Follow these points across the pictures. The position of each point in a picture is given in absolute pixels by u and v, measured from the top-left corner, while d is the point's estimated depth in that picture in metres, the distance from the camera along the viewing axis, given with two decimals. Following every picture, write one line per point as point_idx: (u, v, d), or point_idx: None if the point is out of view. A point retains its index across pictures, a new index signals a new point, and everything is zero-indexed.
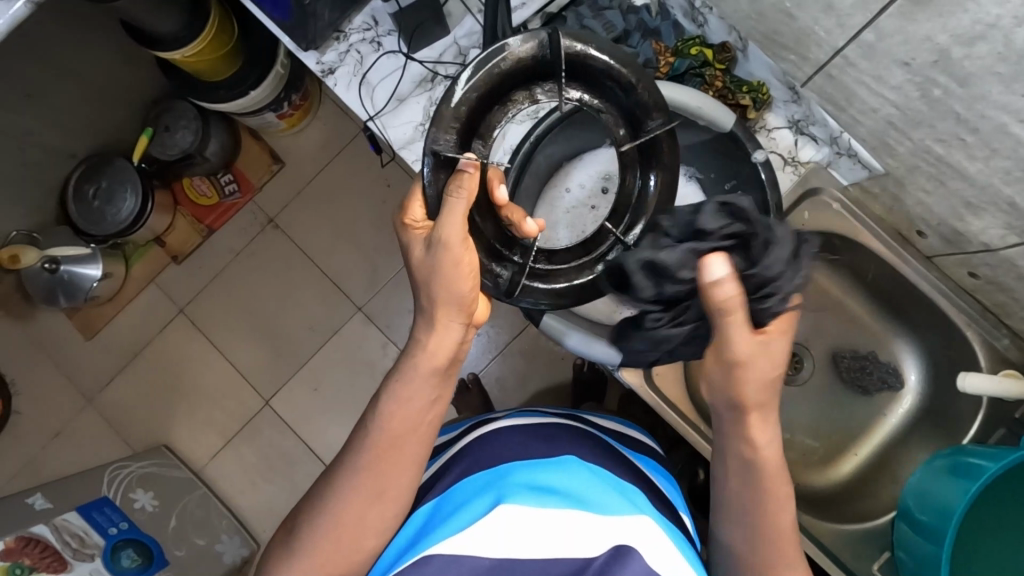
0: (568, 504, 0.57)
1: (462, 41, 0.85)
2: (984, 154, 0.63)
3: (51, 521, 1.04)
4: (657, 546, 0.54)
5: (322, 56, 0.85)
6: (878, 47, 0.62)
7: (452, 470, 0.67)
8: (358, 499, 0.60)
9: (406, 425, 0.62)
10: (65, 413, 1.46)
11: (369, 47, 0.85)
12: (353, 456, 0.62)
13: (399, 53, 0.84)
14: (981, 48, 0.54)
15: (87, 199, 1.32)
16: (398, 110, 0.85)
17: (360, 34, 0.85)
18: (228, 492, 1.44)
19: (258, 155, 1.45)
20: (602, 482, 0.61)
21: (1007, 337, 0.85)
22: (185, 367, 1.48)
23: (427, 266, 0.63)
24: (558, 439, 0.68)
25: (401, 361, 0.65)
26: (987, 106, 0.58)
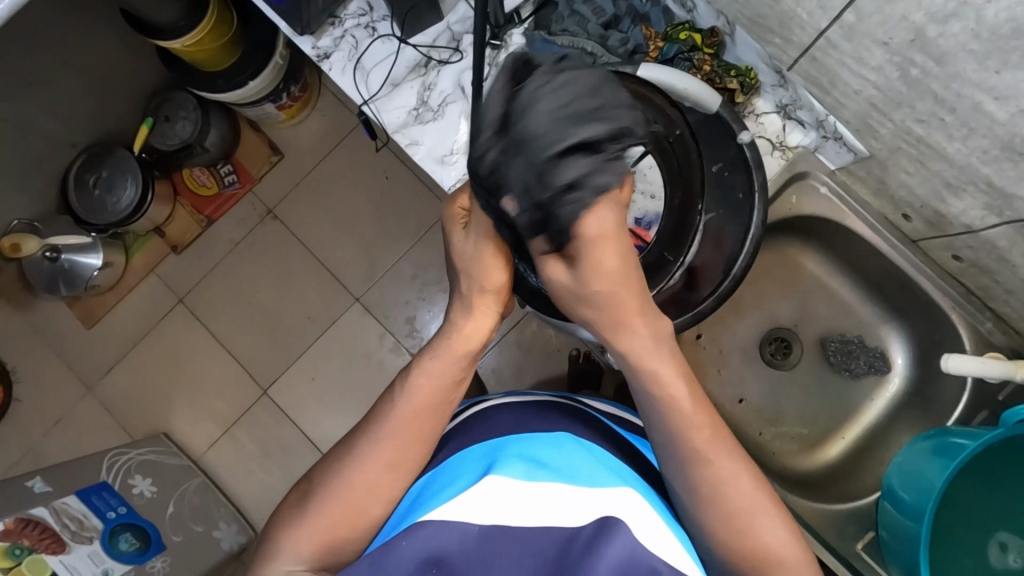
0: (557, 475, 0.57)
1: (455, 27, 0.86)
2: (962, 134, 0.64)
3: (49, 505, 1.04)
4: (645, 517, 0.56)
5: (318, 40, 0.86)
6: (858, 28, 0.63)
7: (447, 446, 0.68)
8: (368, 465, 0.62)
9: (425, 403, 0.65)
10: (64, 403, 1.47)
11: (364, 32, 0.86)
12: (371, 426, 0.64)
13: (393, 37, 0.85)
14: (955, 26, 0.54)
15: (88, 188, 1.34)
16: (392, 95, 0.86)
17: (355, 19, 0.86)
18: (226, 481, 1.45)
19: (255, 145, 1.46)
20: (592, 455, 0.62)
21: (990, 320, 0.86)
22: (182, 356, 1.50)
23: (464, 255, 0.65)
24: (552, 415, 0.69)
25: (435, 341, 0.68)
26: (963, 84, 0.59)
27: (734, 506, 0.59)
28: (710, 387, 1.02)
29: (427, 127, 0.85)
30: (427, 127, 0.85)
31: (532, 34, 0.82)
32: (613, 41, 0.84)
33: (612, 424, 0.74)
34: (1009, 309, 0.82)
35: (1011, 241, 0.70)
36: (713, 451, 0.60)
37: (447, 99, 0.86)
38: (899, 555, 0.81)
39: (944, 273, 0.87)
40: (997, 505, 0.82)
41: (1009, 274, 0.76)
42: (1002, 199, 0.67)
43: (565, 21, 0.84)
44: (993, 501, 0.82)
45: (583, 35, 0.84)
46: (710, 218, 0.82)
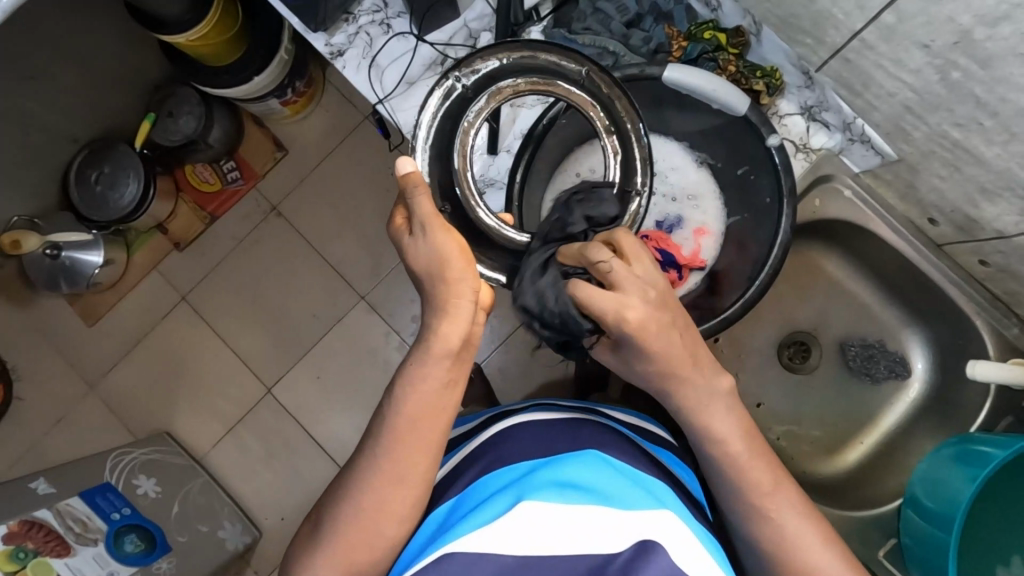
0: (589, 497, 0.57)
1: (473, 24, 0.84)
2: (1003, 138, 0.63)
3: (54, 506, 1.03)
4: (683, 537, 0.55)
5: (331, 38, 0.84)
6: (897, 29, 0.61)
7: (470, 469, 0.67)
8: (375, 488, 0.61)
9: (417, 413, 0.62)
10: (65, 399, 1.46)
11: (379, 29, 0.84)
12: (369, 446, 0.63)
13: (410, 34, 0.84)
14: (1005, 29, 0.53)
15: (89, 184, 1.32)
16: (409, 93, 0.85)
17: (370, 15, 0.85)
18: (230, 479, 1.44)
19: (261, 141, 1.45)
20: (623, 476, 0.61)
21: (1016, 325, 0.85)
22: (185, 355, 1.48)
23: (424, 255, 0.64)
24: (577, 433, 0.68)
25: (414, 350, 0.64)
26: (1009, 88, 0.58)
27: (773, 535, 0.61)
28: None
29: None
30: None
31: (553, 32, 0.82)
32: (636, 40, 0.82)
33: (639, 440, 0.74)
34: None
35: None
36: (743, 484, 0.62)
37: None
38: (921, 562, 0.81)
39: (969, 278, 0.86)
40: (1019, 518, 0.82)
41: None
42: None
43: (587, 19, 0.82)
44: (1013, 514, 0.82)
45: (605, 34, 0.82)
46: (733, 223, 0.87)
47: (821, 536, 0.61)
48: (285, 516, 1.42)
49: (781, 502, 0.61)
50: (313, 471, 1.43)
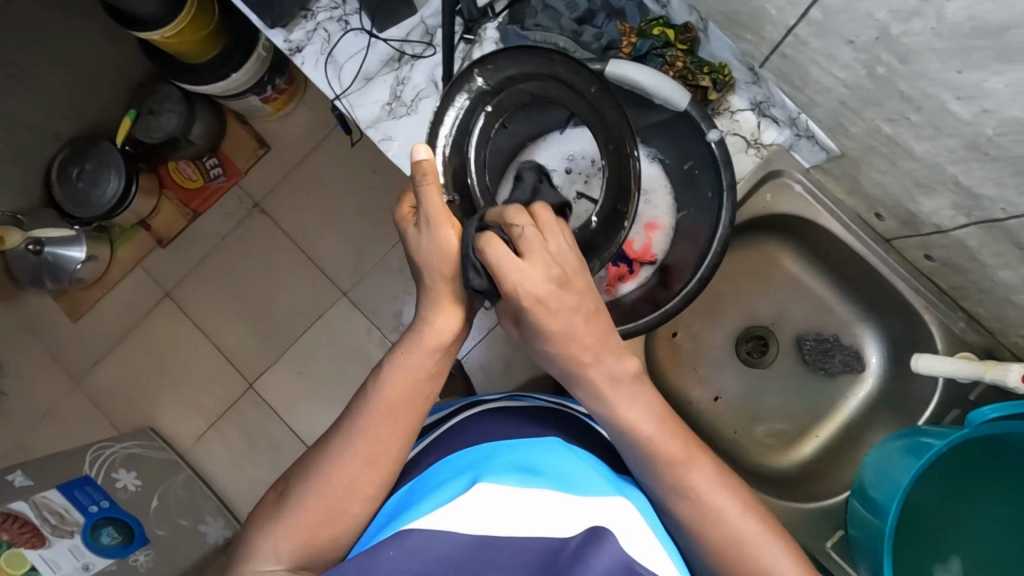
0: (549, 484, 0.57)
1: (429, 20, 0.85)
2: (930, 133, 0.64)
3: (30, 499, 1.04)
4: (633, 529, 0.56)
5: (290, 34, 0.85)
6: (826, 25, 0.62)
7: (433, 450, 0.69)
8: (348, 464, 0.62)
9: (400, 398, 0.64)
10: (52, 395, 1.48)
11: (336, 26, 0.85)
12: (347, 425, 0.64)
13: (365, 31, 0.84)
14: (917, 24, 0.54)
15: (72, 181, 1.33)
16: (365, 89, 0.85)
17: (328, 12, 0.85)
18: (213, 474, 1.45)
19: (242, 137, 1.46)
20: (584, 463, 0.63)
21: (963, 320, 0.86)
22: (169, 351, 1.49)
23: (417, 245, 0.64)
24: (548, 424, 0.70)
25: (405, 337, 0.66)
26: (929, 83, 0.58)
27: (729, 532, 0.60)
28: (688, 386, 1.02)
29: (400, 122, 0.84)
30: (400, 122, 0.85)
31: (507, 28, 0.83)
32: (587, 36, 0.83)
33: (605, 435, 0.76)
34: (981, 308, 0.81)
35: (980, 241, 0.70)
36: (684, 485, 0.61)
37: (420, 94, 0.85)
38: (867, 554, 0.81)
39: (918, 273, 0.87)
40: (951, 507, 0.86)
41: (979, 273, 0.76)
42: (971, 199, 0.66)
43: (538, 15, 0.83)
44: (946, 505, 0.85)
45: (555, 30, 0.83)
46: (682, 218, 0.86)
47: (760, 528, 0.60)
48: None
49: (709, 492, 0.61)
50: (295, 465, 1.44)
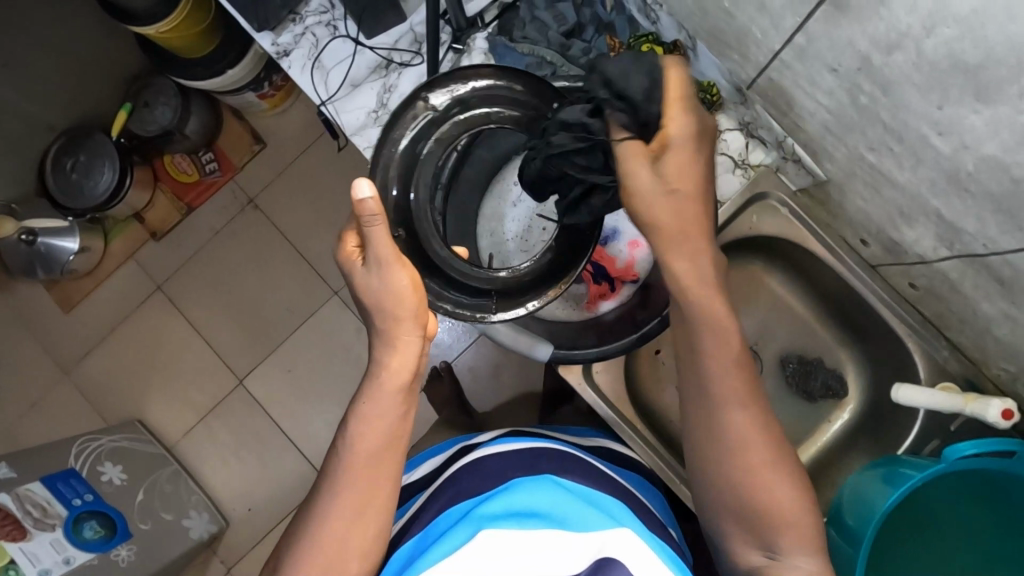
0: (546, 523, 0.58)
1: (418, 28, 0.84)
2: (912, 163, 0.63)
3: (14, 491, 1.04)
4: (640, 550, 0.57)
5: (277, 37, 0.85)
6: (808, 51, 0.61)
7: (433, 504, 0.69)
8: (337, 525, 0.61)
9: (376, 446, 0.63)
10: (42, 384, 1.49)
11: (324, 31, 0.85)
12: (328, 483, 0.63)
13: (351, 38, 0.84)
14: (897, 57, 0.53)
15: (65, 172, 1.33)
16: (352, 96, 0.85)
17: (316, 17, 0.85)
18: (200, 468, 1.45)
19: (238, 133, 1.45)
20: (576, 498, 0.63)
21: (946, 348, 0.85)
22: (159, 345, 1.49)
23: (373, 294, 0.63)
24: (538, 464, 0.70)
25: (365, 385, 0.65)
26: (909, 115, 0.58)
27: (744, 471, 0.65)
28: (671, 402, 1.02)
29: None
30: None
31: (494, 40, 0.83)
32: (574, 50, 0.82)
33: (597, 463, 0.76)
34: (963, 338, 0.80)
35: (961, 274, 0.69)
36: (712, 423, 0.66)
37: None
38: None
39: (901, 300, 0.86)
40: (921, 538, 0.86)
41: (958, 303, 0.75)
42: (952, 232, 0.65)
43: (526, 28, 0.83)
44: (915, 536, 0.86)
45: (542, 43, 0.83)
46: None
47: (771, 456, 0.65)
48: (252, 507, 1.44)
49: (732, 404, 0.65)
50: (280, 463, 1.45)
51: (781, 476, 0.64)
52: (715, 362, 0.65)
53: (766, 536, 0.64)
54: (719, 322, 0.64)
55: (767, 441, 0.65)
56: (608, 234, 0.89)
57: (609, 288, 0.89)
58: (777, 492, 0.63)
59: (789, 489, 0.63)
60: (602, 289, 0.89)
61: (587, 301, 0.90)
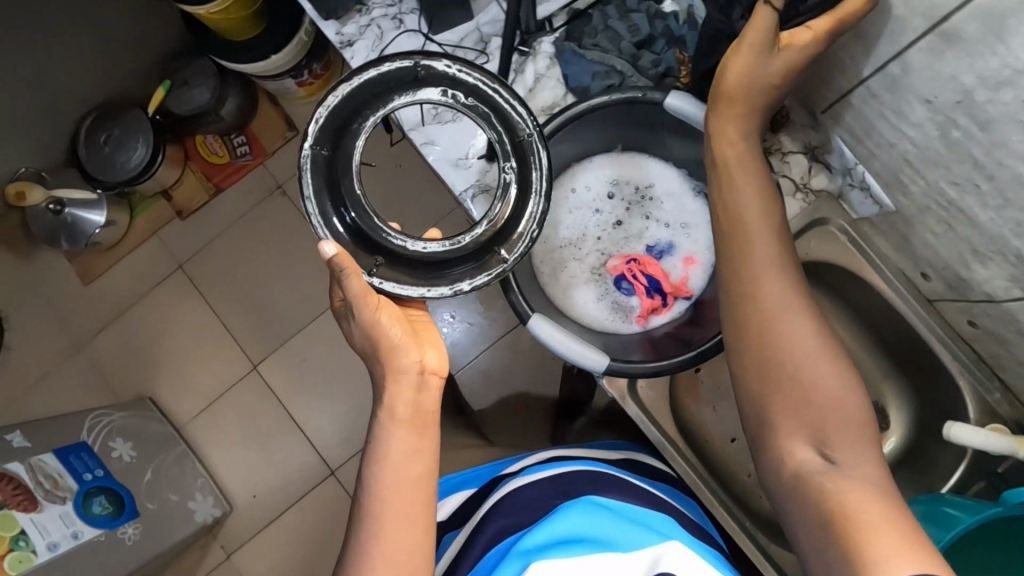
0: (592, 548, 0.61)
1: (485, 28, 0.84)
2: (998, 203, 0.63)
3: (27, 461, 1.04)
4: (688, 556, 0.60)
5: (342, 27, 0.85)
6: (902, 82, 0.64)
7: (477, 543, 0.71)
8: (379, 564, 0.65)
9: (394, 485, 0.68)
10: (56, 355, 1.49)
11: (390, 23, 0.85)
12: (359, 527, 0.67)
13: (418, 32, 0.84)
14: (1006, 94, 0.54)
15: (98, 145, 1.32)
16: None
17: (382, 9, 0.85)
18: (206, 451, 1.45)
19: (272, 118, 1.45)
20: (617, 518, 0.66)
21: (999, 390, 0.85)
22: (174, 324, 1.48)
23: (362, 337, 0.72)
24: (573, 489, 0.72)
25: (373, 430, 0.71)
26: (1006, 154, 0.58)
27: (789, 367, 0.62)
28: (703, 421, 1.01)
29: (444, 128, 0.87)
30: (444, 129, 0.87)
31: (562, 44, 0.83)
32: (645, 61, 0.82)
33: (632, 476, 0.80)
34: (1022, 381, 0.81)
35: None
36: (752, 305, 0.65)
37: None
38: None
39: (955, 336, 0.87)
40: None
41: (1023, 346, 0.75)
42: None
43: (597, 36, 0.83)
44: None
45: (613, 52, 0.82)
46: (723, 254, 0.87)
47: (812, 342, 0.63)
48: (256, 494, 1.43)
49: (761, 287, 0.65)
50: (287, 452, 1.44)
51: (822, 356, 0.62)
52: (735, 252, 0.67)
53: (813, 423, 0.61)
54: (755, 215, 0.67)
55: (806, 337, 0.63)
56: (662, 248, 0.88)
57: (662, 303, 0.87)
58: (826, 385, 0.61)
59: (836, 379, 0.61)
60: (656, 304, 0.86)
61: (639, 315, 0.86)
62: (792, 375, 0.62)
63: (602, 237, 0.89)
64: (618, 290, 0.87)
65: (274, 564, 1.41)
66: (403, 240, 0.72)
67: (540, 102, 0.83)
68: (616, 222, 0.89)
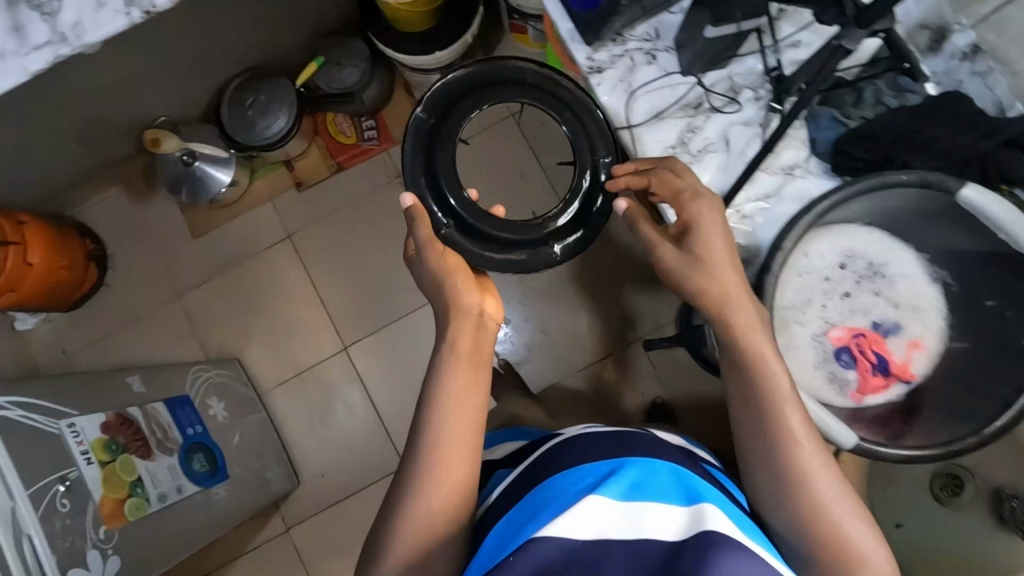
0: (641, 491, 0.57)
1: (736, 78, 0.90)
2: None
3: (143, 407, 1.05)
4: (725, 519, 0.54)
5: (594, 54, 0.91)
6: None
7: (522, 479, 0.67)
8: (426, 491, 0.65)
9: (452, 412, 0.68)
10: (152, 300, 1.50)
11: (643, 57, 0.91)
12: (412, 451, 0.68)
13: (672, 73, 0.91)
14: None
15: (242, 107, 1.35)
16: (655, 125, 0.90)
17: (639, 43, 0.91)
18: (284, 421, 1.46)
19: (405, 108, 1.47)
20: (675, 476, 0.61)
21: None
22: (271, 291, 1.50)
23: (433, 279, 0.78)
24: (631, 442, 0.67)
25: (437, 361, 0.72)
26: None
27: (818, 530, 0.63)
28: None
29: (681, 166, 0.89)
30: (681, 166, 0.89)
31: (819, 110, 0.88)
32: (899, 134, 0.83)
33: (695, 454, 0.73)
34: None
35: None
36: (782, 449, 0.66)
37: (707, 145, 0.89)
38: None
39: None
40: None
41: None
42: None
43: (859, 107, 0.88)
44: None
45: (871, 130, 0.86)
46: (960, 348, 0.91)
47: (847, 500, 0.64)
48: (326, 473, 1.44)
49: (788, 442, 0.66)
50: (363, 438, 1.44)
51: (859, 514, 0.63)
52: (770, 422, 0.67)
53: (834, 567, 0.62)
54: (777, 376, 0.69)
55: (830, 470, 0.65)
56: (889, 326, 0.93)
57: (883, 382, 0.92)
58: (859, 541, 0.62)
59: (872, 547, 0.62)
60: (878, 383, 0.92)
61: (858, 392, 0.91)
62: (824, 539, 0.62)
63: (827, 305, 0.92)
64: (819, 360, 0.82)
65: (332, 547, 1.41)
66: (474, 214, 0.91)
67: (780, 160, 0.89)
68: (845, 293, 0.92)
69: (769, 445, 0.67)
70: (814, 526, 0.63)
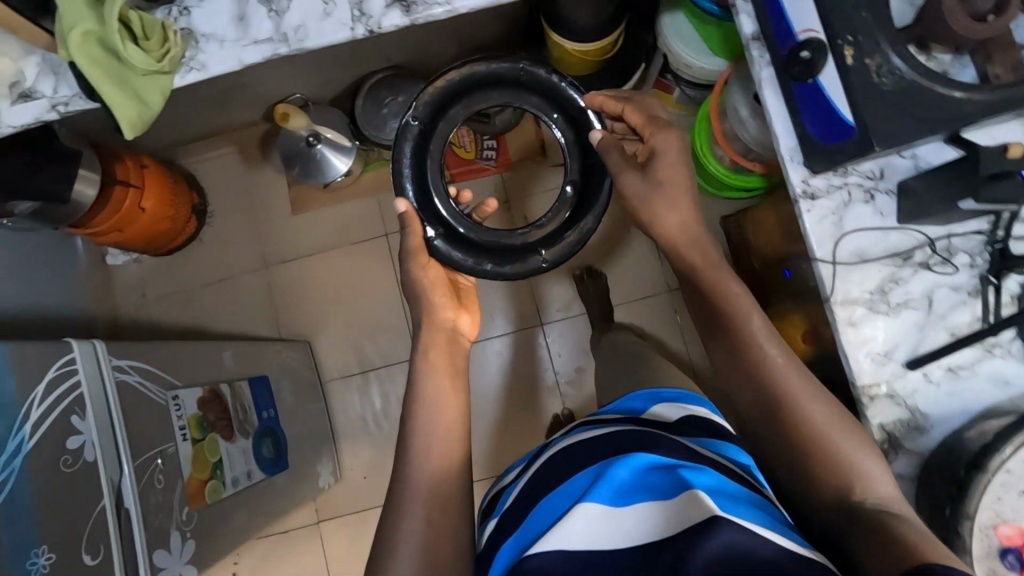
0: (617, 497, 0.56)
1: (956, 239, 0.67)
2: None
3: (230, 384, 1.04)
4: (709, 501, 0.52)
5: (810, 176, 0.69)
6: None
7: (527, 484, 0.67)
8: (422, 488, 0.68)
9: (442, 411, 0.74)
10: (238, 265, 1.51)
11: (860, 196, 0.68)
12: (409, 455, 0.71)
13: (889, 217, 0.68)
14: None
15: (379, 103, 1.35)
16: (858, 268, 0.68)
17: (859, 179, 0.68)
18: (339, 415, 1.45)
19: (532, 138, 1.46)
20: (660, 464, 0.58)
21: None
22: (355, 283, 1.50)
23: (414, 291, 0.85)
24: (617, 435, 0.65)
25: (417, 360, 0.80)
26: None
27: (834, 481, 0.59)
28: None
29: (878, 323, 0.67)
30: (878, 323, 0.67)
31: None
32: None
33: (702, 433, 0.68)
34: None
35: None
36: (765, 390, 0.66)
37: (912, 305, 0.67)
38: None
39: None
40: None
41: None
42: None
43: None
44: None
45: None
46: None
47: (853, 436, 0.61)
48: (368, 476, 1.43)
49: (768, 387, 0.66)
50: None
51: (856, 440, 0.60)
52: (736, 372, 0.69)
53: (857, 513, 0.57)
54: (764, 359, 0.67)
55: (825, 412, 0.63)
56: None
57: None
58: (875, 483, 0.59)
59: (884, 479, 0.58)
60: None
61: None
62: (833, 479, 0.59)
63: None
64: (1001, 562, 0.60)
65: (356, 551, 1.40)
66: (465, 223, 0.90)
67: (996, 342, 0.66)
68: None
69: (749, 390, 0.66)
70: (834, 478, 0.59)
